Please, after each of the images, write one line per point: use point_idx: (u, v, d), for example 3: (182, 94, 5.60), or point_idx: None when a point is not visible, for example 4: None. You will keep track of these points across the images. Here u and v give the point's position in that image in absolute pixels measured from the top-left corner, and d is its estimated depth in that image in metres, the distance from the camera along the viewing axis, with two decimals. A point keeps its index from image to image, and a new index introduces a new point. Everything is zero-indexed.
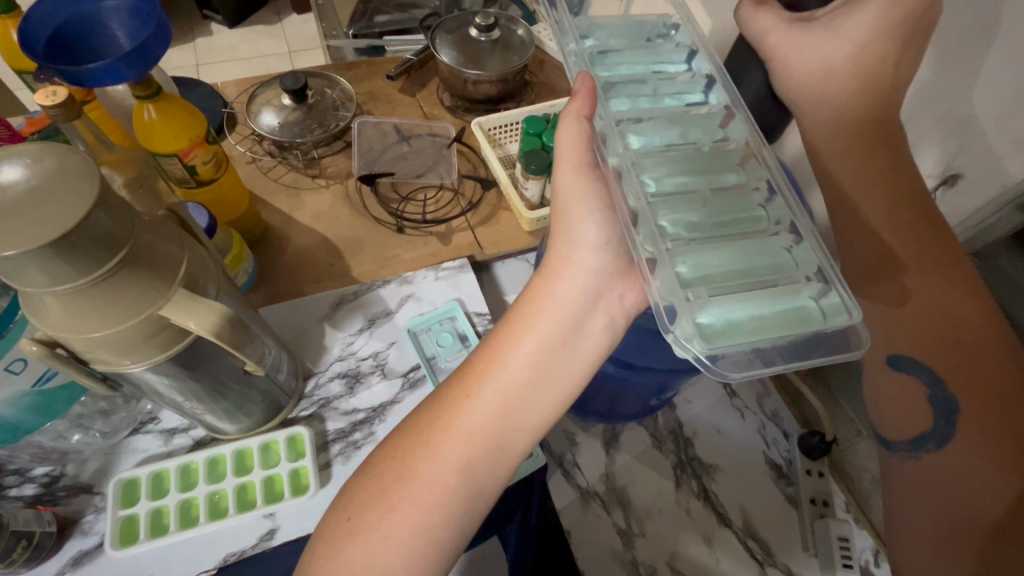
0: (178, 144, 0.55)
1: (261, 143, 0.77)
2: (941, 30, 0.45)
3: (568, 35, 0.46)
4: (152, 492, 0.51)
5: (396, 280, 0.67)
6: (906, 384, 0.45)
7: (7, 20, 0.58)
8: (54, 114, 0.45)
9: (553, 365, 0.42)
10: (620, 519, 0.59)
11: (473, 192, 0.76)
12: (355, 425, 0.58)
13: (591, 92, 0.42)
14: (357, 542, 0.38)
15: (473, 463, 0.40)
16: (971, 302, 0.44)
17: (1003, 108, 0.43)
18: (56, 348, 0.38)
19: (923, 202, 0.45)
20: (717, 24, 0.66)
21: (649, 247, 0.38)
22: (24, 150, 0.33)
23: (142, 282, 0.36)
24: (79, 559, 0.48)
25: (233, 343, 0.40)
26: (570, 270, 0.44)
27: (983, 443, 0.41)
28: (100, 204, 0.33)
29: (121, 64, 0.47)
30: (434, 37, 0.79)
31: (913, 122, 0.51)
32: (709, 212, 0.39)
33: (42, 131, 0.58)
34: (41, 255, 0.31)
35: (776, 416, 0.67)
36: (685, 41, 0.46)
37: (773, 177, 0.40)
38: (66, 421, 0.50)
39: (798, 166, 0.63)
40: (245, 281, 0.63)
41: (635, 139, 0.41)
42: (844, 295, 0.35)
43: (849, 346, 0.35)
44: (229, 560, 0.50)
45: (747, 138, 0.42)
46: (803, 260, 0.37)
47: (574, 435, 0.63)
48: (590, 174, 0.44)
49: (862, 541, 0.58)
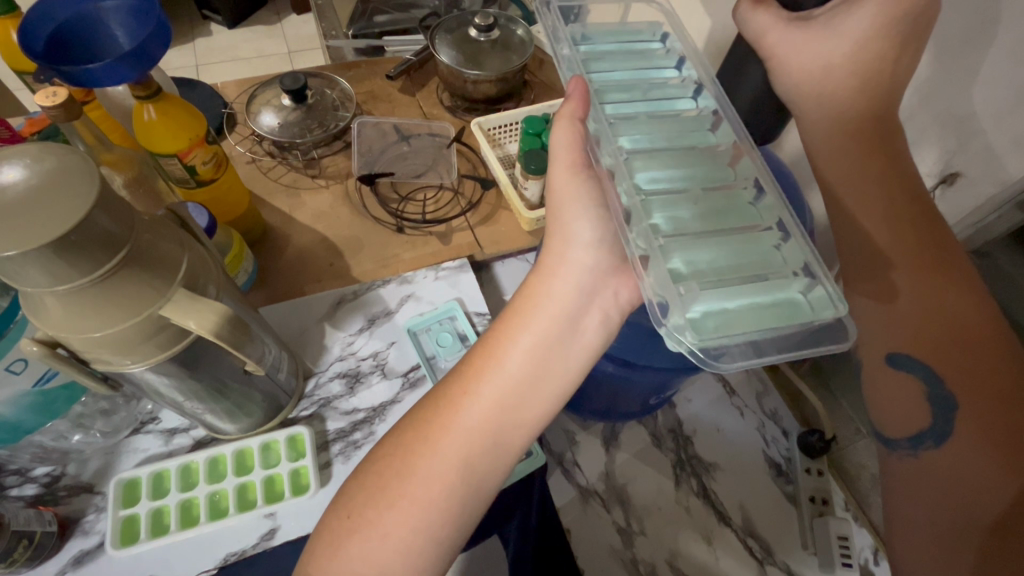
0: (178, 143, 0.55)
1: (261, 143, 0.77)
2: (942, 29, 0.45)
3: (561, 41, 0.46)
4: (152, 492, 0.52)
5: (396, 280, 0.68)
6: (905, 382, 0.45)
7: (7, 20, 0.58)
8: (54, 114, 0.45)
9: (549, 362, 0.42)
10: (620, 518, 0.59)
11: (473, 191, 0.76)
12: (355, 424, 0.58)
13: (584, 96, 0.42)
14: (356, 540, 0.38)
15: (472, 460, 0.40)
16: (970, 300, 0.44)
17: (1004, 106, 0.43)
18: (57, 348, 0.38)
19: (919, 199, 0.45)
20: (716, 25, 0.66)
21: (641, 244, 0.38)
22: (24, 150, 0.33)
23: (142, 281, 0.36)
24: (79, 558, 0.48)
25: (233, 342, 0.40)
26: (565, 267, 0.44)
27: (981, 441, 0.41)
28: (101, 203, 0.33)
29: (120, 63, 0.47)
30: (434, 37, 0.79)
31: (912, 121, 0.51)
32: (700, 211, 0.39)
33: (42, 132, 0.59)
34: (42, 255, 0.31)
35: (776, 416, 0.67)
36: (676, 48, 0.47)
37: (762, 177, 0.40)
38: (67, 421, 0.51)
39: (798, 165, 0.63)
40: (245, 280, 0.63)
41: (627, 139, 0.42)
42: (831, 289, 0.36)
43: (839, 338, 0.35)
44: (229, 560, 0.50)
45: (735, 138, 0.42)
46: (791, 256, 0.38)
47: (574, 434, 0.63)
48: (581, 177, 0.44)
49: (862, 540, 0.59)
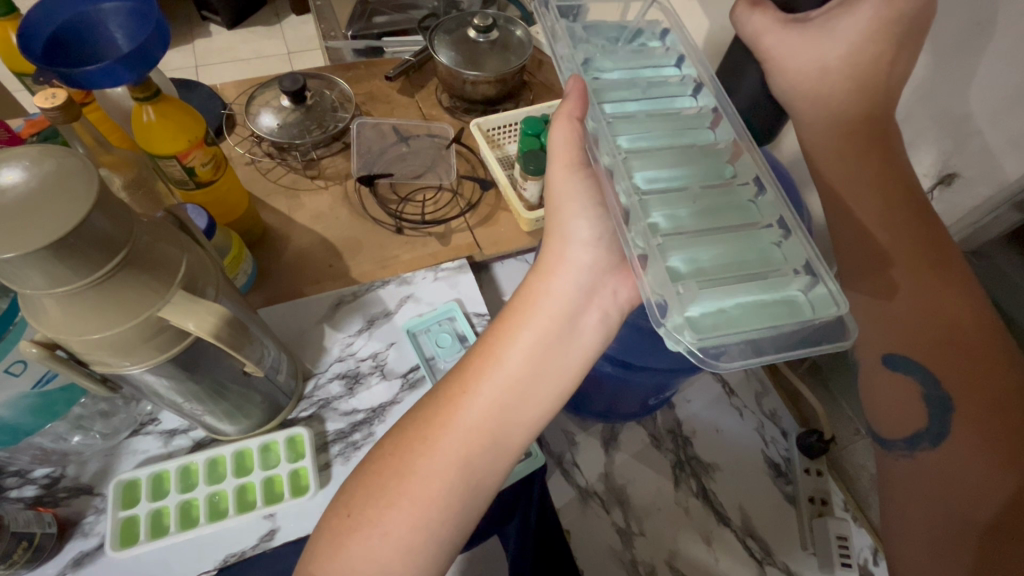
0: (177, 145, 0.54)
1: (260, 144, 0.77)
2: (938, 30, 0.46)
3: (560, 40, 0.46)
4: (152, 493, 0.52)
5: (396, 280, 0.68)
6: (902, 383, 0.45)
7: (7, 22, 0.58)
8: (52, 116, 0.45)
9: (549, 360, 0.42)
10: (619, 519, 0.59)
11: (472, 192, 0.76)
12: (355, 425, 0.58)
13: (582, 95, 0.42)
14: (357, 538, 0.38)
15: (471, 459, 0.40)
16: (968, 301, 0.44)
17: (999, 107, 0.43)
18: (56, 349, 0.38)
19: (917, 200, 0.45)
20: (715, 25, 0.66)
21: (640, 243, 0.38)
22: (24, 152, 0.34)
23: (141, 284, 0.36)
24: (80, 559, 0.48)
25: (233, 344, 0.40)
26: (565, 266, 0.45)
27: (978, 442, 0.41)
28: (99, 206, 0.33)
29: (118, 66, 0.47)
30: (433, 37, 0.79)
31: (909, 121, 0.51)
32: (699, 208, 0.39)
33: (41, 133, 0.59)
34: (39, 257, 0.31)
35: (775, 416, 0.67)
36: (675, 46, 0.47)
37: (761, 175, 0.40)
38: (66, 423, 0.51)
39: (796, 166, 0.63)
40: (245, 281, 0.63)
41: (625, 138, 0.42)
42: (832, 286, 0.36)
43: (839, 336, 0.35)
44: (229, 560, 0.50)
45: (735, 136, 0.42)
46: (791, 254, 0.38)
47: (574, 435, 0.63)
48: (579, 174, 0.44)
49: (861, 540, 0.59)
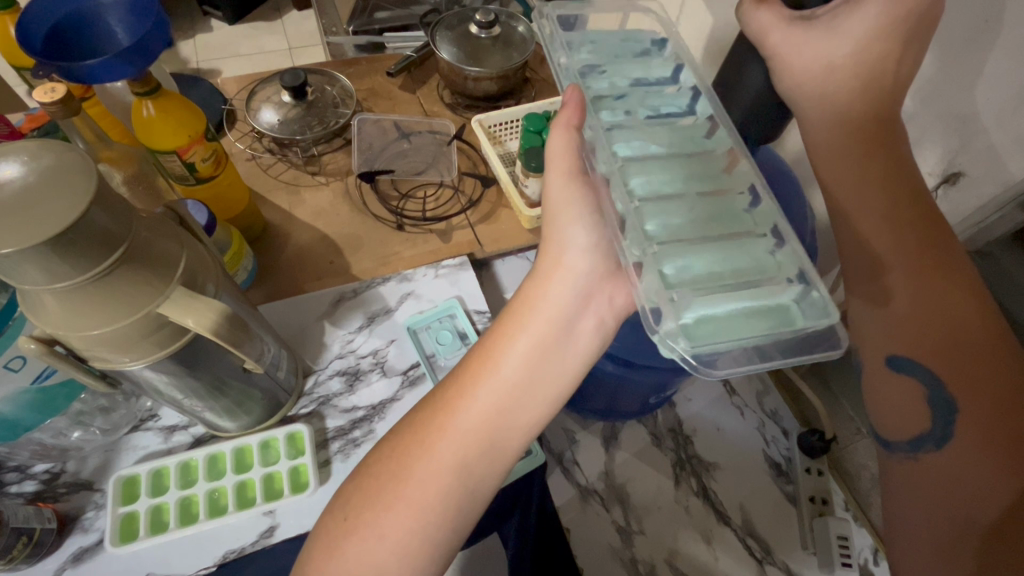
0: (178, 140, 0.55)
1: (261, 140, 0.77)
2: (945, 28, 0.45)
3: (558, 50, 0.46)
4: (152, 489, 0.52)
5: (397, 278, 0.67)
6: (906, 384, 0.45)
7: (7, 16, 0.59)
8: (53, 110, 0.44)
9: (545, 366, 0.42)
10: (619, 517, 0.59)
11: (474, 189, 0.76)
12: (355, 422, 0.57)
13: (580, 104, 0.42)
14: (354, 540, 0.38)
15: (467, 462, 0.40)
16: (970, 302, 0.43)
17: (1006, 105, 0.42)
18: (55, 346, 0.38)
19: (918, 204, 0.45)
20: (718, 21, 0.66)
21: (635, 251, 0.38)
22: (23, 146, 0.33)
23: (141, 280, 0.36)
24: (79, 555, 0.48)
25: (233, 341, 0.39)
26: (561, 272, 0.44)
27: (983, 442, 0.41)
28: (97, 202, 0.33)
29: (119, 60, 0.47)
30: (434, 33, 0.79)
31: (915, 119, 0.50)
32: (695, 216, 0.39)
33: (42, 127, 0.60)
34: (39, 252, 0.31)
35: (776, 415, 0.67)
36: (673, 55, 0.46)
37: (757, 184, 0.40)
38: (66, 418, 0.50)
39: (799, 164, 0.63)
40: (245, 277, 0.63)
41: (621, 146, 0.41)
42: (825, 295, 0.35)
43: (832, 344, 0.35)
44: (229, 557, 0.50)
45: (732, 143, 0.41)
46: (785, 262, 0.37)
47: (574, 433, 0.63)
48: (578, 182, 0.43)
49: (862, 540, 0.58)
